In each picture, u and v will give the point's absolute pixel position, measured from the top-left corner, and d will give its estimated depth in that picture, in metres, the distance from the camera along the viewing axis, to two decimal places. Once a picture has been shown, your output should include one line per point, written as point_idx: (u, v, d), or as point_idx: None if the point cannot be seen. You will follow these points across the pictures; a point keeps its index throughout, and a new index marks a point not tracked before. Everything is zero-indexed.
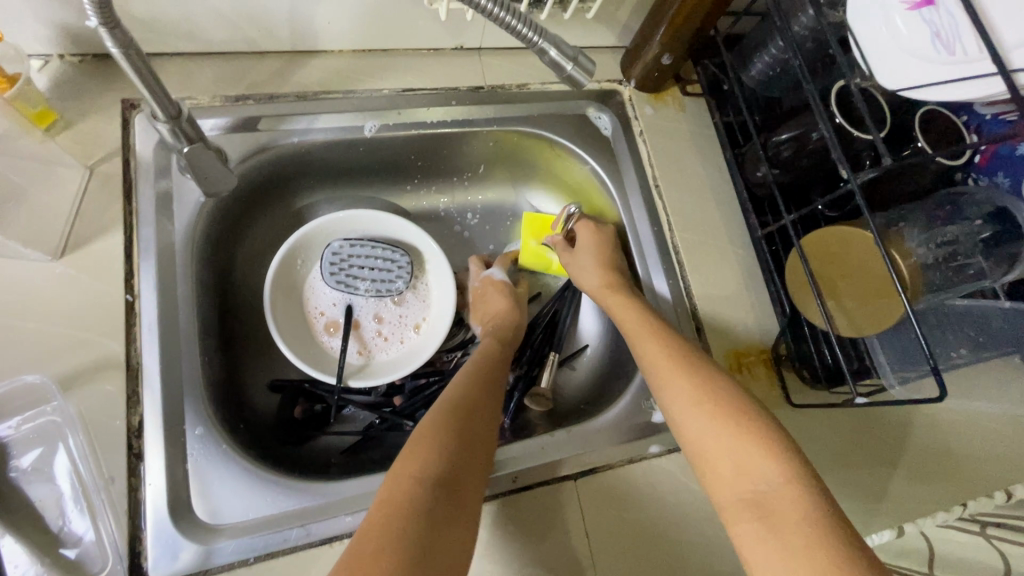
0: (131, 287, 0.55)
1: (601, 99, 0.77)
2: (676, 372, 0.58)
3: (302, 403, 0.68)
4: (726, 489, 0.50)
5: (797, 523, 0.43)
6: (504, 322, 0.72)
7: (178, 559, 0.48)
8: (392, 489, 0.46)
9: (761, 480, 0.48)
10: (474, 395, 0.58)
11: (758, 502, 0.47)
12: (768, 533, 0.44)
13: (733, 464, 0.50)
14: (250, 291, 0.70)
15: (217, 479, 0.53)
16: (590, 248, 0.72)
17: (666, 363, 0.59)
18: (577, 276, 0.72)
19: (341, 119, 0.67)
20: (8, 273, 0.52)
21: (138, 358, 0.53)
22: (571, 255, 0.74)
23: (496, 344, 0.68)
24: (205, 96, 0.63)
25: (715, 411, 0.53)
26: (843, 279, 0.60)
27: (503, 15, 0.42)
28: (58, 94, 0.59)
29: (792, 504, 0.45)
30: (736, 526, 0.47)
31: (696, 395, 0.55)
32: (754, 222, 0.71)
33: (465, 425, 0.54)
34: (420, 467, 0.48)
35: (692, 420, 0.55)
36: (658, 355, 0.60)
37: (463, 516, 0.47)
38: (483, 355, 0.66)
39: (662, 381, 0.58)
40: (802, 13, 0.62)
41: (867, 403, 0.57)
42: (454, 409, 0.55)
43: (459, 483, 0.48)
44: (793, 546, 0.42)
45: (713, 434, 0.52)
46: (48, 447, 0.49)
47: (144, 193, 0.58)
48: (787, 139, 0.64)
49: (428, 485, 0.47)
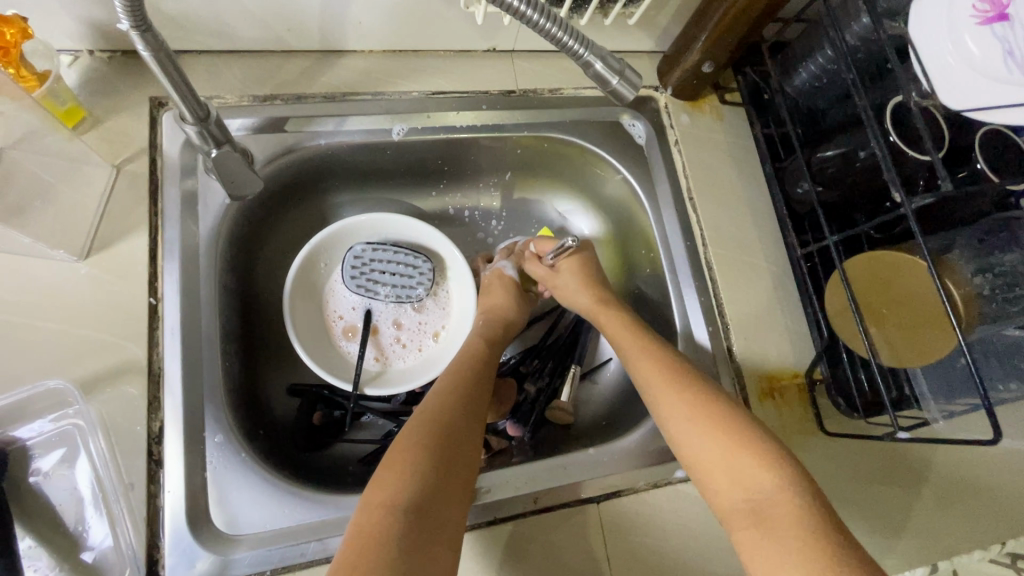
0: (155, 290, 0.54)
1: (636, 106, 0.74)
2: (661, 387, 0.56)
3: (321, 410, 0.67)
4: (725, 494, 0.49)
5: (794, 530, 0.43)
6: (492, 327, 0.68)
7: (195, 568, 0.48)
8: (363, 520, 0.45)
9: (759, 489, 0.47)
10: (446, 406, 0.55)
11: (758, 509, 0.46)
12: (768, 538, 0.44)
13: (728, 474, 0.49)
14: (272, 294, 0.70)
15: (235, 489, 0.52)
16: (568, 269, 0.70)
17: (656, 377, 0.57)
18: (566, 299, 0.70)
19: (369, 122, 0.65)
20: (33, 272, 0.52)
21: (160, 363, 0.52)
22: (547, 278, 0.72)
23: (480, 345, 0.65)
24: (233, 96, 0.62)
25: (709, 422, 0.52)
26: (889, 307, 0.57)
27: (546, 25, 0.40)
28: (86, 91, 0.58)
29: (794, 513, 0.44)
30: (738, 530, 0.46)
31: (687, 404, 0.54)
32: (793, 240, 0.68)
33: (439, 440, 0.52)
34: (391, 493, 0.46)
35: (682, 434, 0.53)
36: (645, 367, 0.58)
37: (441, 537, 0.46)
38: (465, 358, 0.63)
39: (649, 393, 0.57)
40: (855, 22, 0.59)
41: (910, 439, 0.54)
42: (431, 422, 0.53)
43: (433, 507, 0.47)
44: (794, 551, 0.42)
45: (704, 446, 0.51)
46: (70, 450, 0.49)
47: (170, 195, 0.57)
48: (833, 156, 0.62)
49: (400, 512, 0.45)
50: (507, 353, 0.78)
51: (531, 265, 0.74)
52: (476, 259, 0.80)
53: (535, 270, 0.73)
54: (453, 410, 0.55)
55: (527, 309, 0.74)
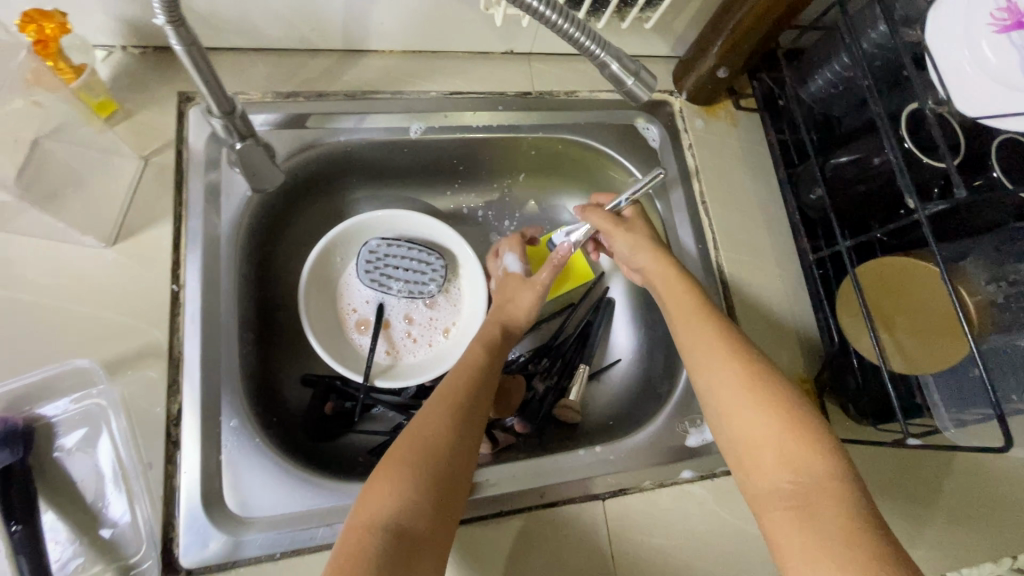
0: (177, 277, 0.56)
1: (651, 110, 0.75)
2: (715, 357, 0.56)
3: (333, 400, 0.68)
4: (766, 475, 0.49)
5: (837, 520, 0.43)
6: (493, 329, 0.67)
7: (208, 547, 0.49)
8: (345, 540, 0.45)
9: (803, 472, 0.47)
10: (438, 416, 0.54)
11: (800, 493, 0.46)
12: (804, 523, 0.44)
13: (775, 452, 0.49)
14: (289, 286, 0.71)
15: (248, 472, 0.53)
16: (640, 220, 0.70)
17: (715, 344, 0.56)
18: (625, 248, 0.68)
19: (388, 120, 0.67)
20: (61, 257, 0.54)
21: (180, 348, 0.54)
22: (625, 225, 0.69)
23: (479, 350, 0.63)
24: (257, 92, 0.64)
25: (759, 398, 0.52)
26: (901, 314, 0.57)
27: (562, 24, 0.40)
28: (118, 85, 0.60)
29: (835, 503, 0.44)
30: (773, 515, 0.46)
31: (744, 373, 0.53)
32: (805, 245, 0.68)
33: (421, 455, 0.50)
34: (374, 510, 0.46)
35: (734, 405, 0.53)
36: (701, 335, 0.58)
37: (424, 559, 0.45)
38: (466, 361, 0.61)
39: (704, 360, 0.56)
40: (873, 29, 0.60)
41: (920, 446, 0.54)
42: (418, 437, 0.52)
43: (416, 525, 0.46)
44: (836, 538, 0.42)
45: (753, 423, 0.51)
46: (92, 429, 0.51)
47: (194, 186, 0.59)
48: (848, 161, 0.62)
49: (379, 534, 0.44)
50: (517, 351, 0.79)
51: (597, 215, 0.69)
52: (489, 258, 0.81)
53: (603, 222, 0.69)
54: (438, 423, 0.53)
55: (535, 310, 0.70)
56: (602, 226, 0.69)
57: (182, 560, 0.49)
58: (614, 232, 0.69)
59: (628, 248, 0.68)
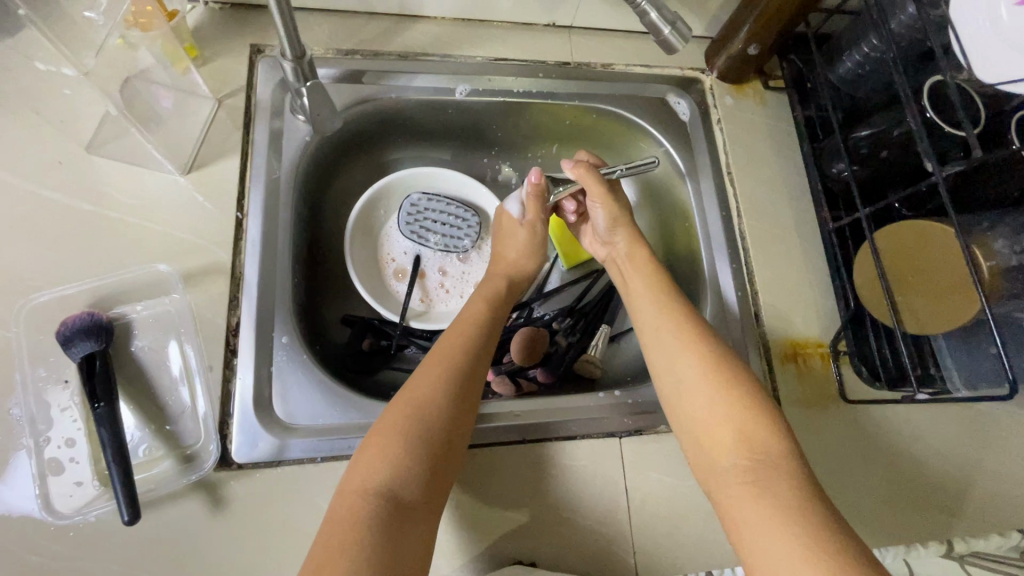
0: (241, 207, 0.62)
1: (682, 86, 0.79)
2: (681, 348, 0.60)
3: (370, 338, 0.72)
4: (724, 453, 0.53)
5: (787, 490, 0.47)
6: (496, 288, 0.70)
7: (257, 447, 0.54)
8: (342, 503, 0.48)
9: (760, 451, 0.51)
10: (431, 384, 0.56)
11: (753, 468, 0.50)
12: (758, 493, 0.48)
13: (733, 432, 0.53)
14: (334, 232, 0.76)
15: (295, 384, 0.58)
16: (619, 195, 0.72)
17: (678, 340, 0.60)
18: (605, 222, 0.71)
19: (436, 81, 0.72)
20: (141, 180, 0.60)
21: (242, 268, 0.59)
22: (610, 194, 0.70)
23: (480, 316, 0.64)
24: (320, 48, 0.70)
25: (720, 385, 0.56)
26: (915, 278, 0.60)
27: None
28: (199, 35, 0.66)
29: (786, 478, 0.48)
30: (727, 490, 0.51)
31: (704, 365, 0.58)
32: (825, 215, 0.71)
33: (411, 418, 0.53)
34: (366, 478, 0.49)
35: (698, 395, 0.57)
36: (666, 330, 0.62)
37: (418, 516, 0.49)
38: (466, 326, 0.63)
39: (670, 355, 0.60)
40: (901, 11, 0.62)
41: (927, 401, 0.58)
42: (409, 405, 0.54)
43: (410, 489, 0.49)
44: (783, 506, 0.46)
45: (715, 406, 0.55)
46: (162, 333, 0.56)
47: (260, 127, 0.65)
48: (868, 134, 0.64)
49: (376, 497, 0.48)
50: (542, 310, 0.82)
51: (591, 179, 0.69)
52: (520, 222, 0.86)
53: (594, 186, 0.69)
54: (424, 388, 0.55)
55: (540, 254, 0.74)
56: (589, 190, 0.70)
57: (235, 457, 0.53)
58: (601, 198, 0.69)
59: (608, 220, 0.71)
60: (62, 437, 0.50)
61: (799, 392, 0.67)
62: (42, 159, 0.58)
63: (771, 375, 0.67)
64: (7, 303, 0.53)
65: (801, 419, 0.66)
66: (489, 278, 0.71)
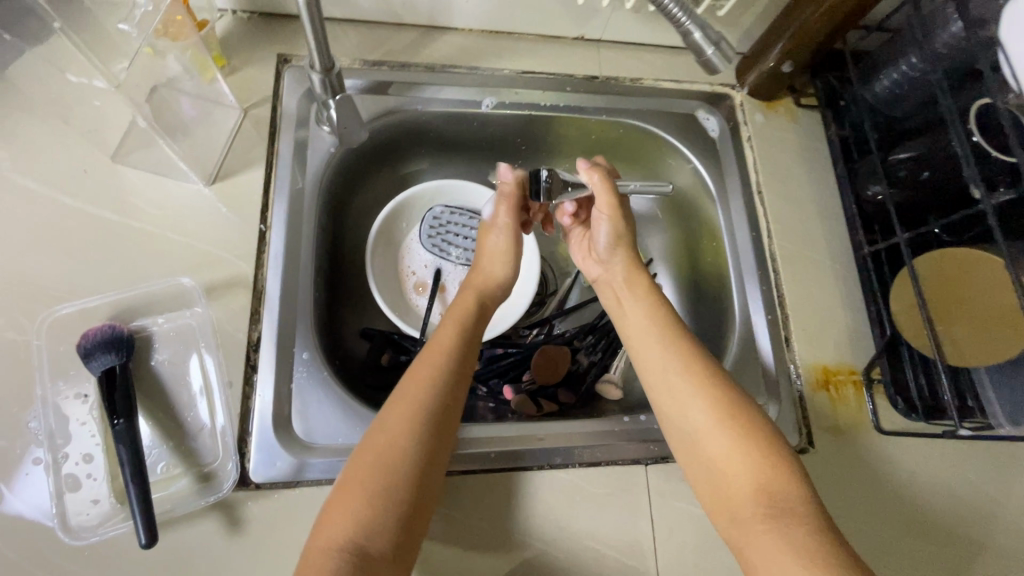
0: (265, 219, 0.61)
1: (711, 102, 0.77)
2: (689, 387, 0.55)
3: (389, 352, 0.71)
4: (739, 502, 0.49)
5: (805, 536, 0.44)
6: (470, 304, 0.62)
7: (275, 466, 0.53)
8: (307, 559, 0.43)
9: (776, 498, 0.47)
10: (401, 419, 0.50)
11: (770, 513, 0.47)
12: (777, 539, 0.45)
13: (750, 479, 0.49)
14: (354, 244, 0.75)
15: (315, 403, 0.57)
16: (627, 212, 0.68)
17: (683, 377, 0.56)
18: (610, 236, 0.67)
19: (463, 93, 0.71)
20: (166, 190, 0.59)
21: (264, 282, 0.58)
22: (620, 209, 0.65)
23: (451, 339, 0.57)
24: (347, 58, 0.69)
25: (733, 428, 0.52)
26: (959, 306, 0.59)
27: None
28: (227, 44, 0.66)
29: (804, 527, 0.45)
30: (745, 539, 0.47)
31: (715, 406, 0.53)
32: (860, 238, 0.69)
33: (380, 460, 0.48)
34: (335, 531, 0.44)
35: (710, 440, 0.52)
36: (670, 365, 0.57)
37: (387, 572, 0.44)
38: (436, 353, 0.56)
39: (676, 394, 0.55)
40: (945, 28, 0.60)
41: (969, 436, 0.55)
42: (380, 445, 0.49)
43: (379, 541, 0.44)
44: (805, 554, 0.43)
45: (729, 452, 0.51)
46: (183, 347, 0.55)
47: (285, 138, 0.64)
48: (907, 158, 0.63)
49: (341, 553, 0.43)
50: (563, 327, 0.81)
51: (605, 188, 0.64)
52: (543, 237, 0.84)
53: (605, 197, 0.64)
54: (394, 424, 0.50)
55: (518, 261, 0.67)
56: (598, 199, 0.64)
57: (253, 475, 0.52)
58: (610, 210, 0.65)
59: (611, 236, 0.67)
60: (80, 453, 0.49)
61: (831, 422, 0.65)
62: (67, 168, 0.57)
63: (801, 401, 0.65)
64: (29, 314, 0.53)
65: (832, 449, 0.63)
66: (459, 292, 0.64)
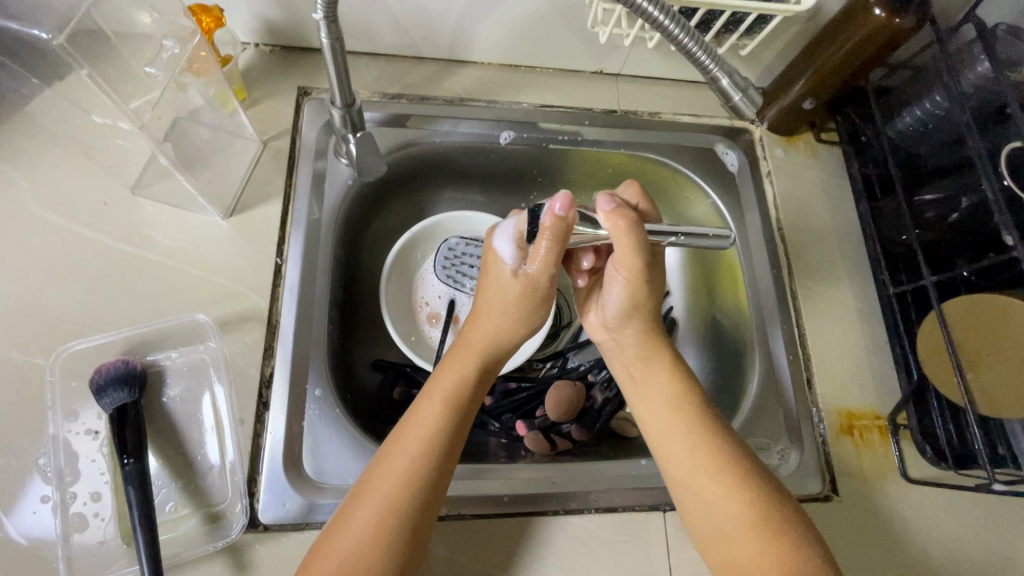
0: (281, 252, 0.60)
1: (731, 136, 0.77)
2: (701, 465, 0.50)
3: (401, 386, 0.70)
4: None
5: None
6: (463, 371, 0.53)
7: (285, 507, 0.52)
8: None
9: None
10: (384, 501, 0.45)
11: None
12: None
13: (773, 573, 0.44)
14: (369, 274, 0.75)
15: (327, 441, 0.56)
16: (654, 273, 0.57)
17: (696, 454, 0.51)
18: (628, 300, 0.57)
19: (480, 126, 0.71)
20: (183, 223, 0.59)
21: (278, 316, 0.58)
22: (644, 268, 0.54)
23: (434, 420, 0.49)
24: (366, 91, 0.70)
25: (747, 510, 0.47)
26: (988, 352, 0.57)
27: (696, 52, 0.48)
28: (249, 77, 0.67)
29: None
30: None
31: (727, 488, 0.49)
32: (885, 278, 0.67)
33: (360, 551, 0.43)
34: None
35: (724, 524, 0.48)
36: (681, 439, 0.52)
37: None
38: (415, 439, 0.48)
39: (687, 472, 0.50)
40: (971, 69, 0.60)
41: (1007, 490, 0.52)
42: (359, 532, 0.44)
43: None
44: None
45: (746, 538, 0.46)
46: (196, 382, 0.54)
47: (304, 170, 0.64)
48: (932, 200, 0.63)
49: None
50: (577, 361, 0.79)
51: (628, 235, 0.51)
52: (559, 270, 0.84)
53: (626, 245, 0.52)
54: (377, 506, 0.45)
55: (524, 320, 0.55)
56: (618, 244, 0.52)
57: (261, 517, 0.51)
58: (631, 271, 0.54)
59: (627, 301, 0.57)
60: (89, 492, 0.48)
61: (857, 469, 0.62)
62: (87, 199, 0.58)
63: (824, 447, 0.63)
64: (43, 346, 0.52)
65: (859, 498, 0.61)
66: (464, 349, 0.55)
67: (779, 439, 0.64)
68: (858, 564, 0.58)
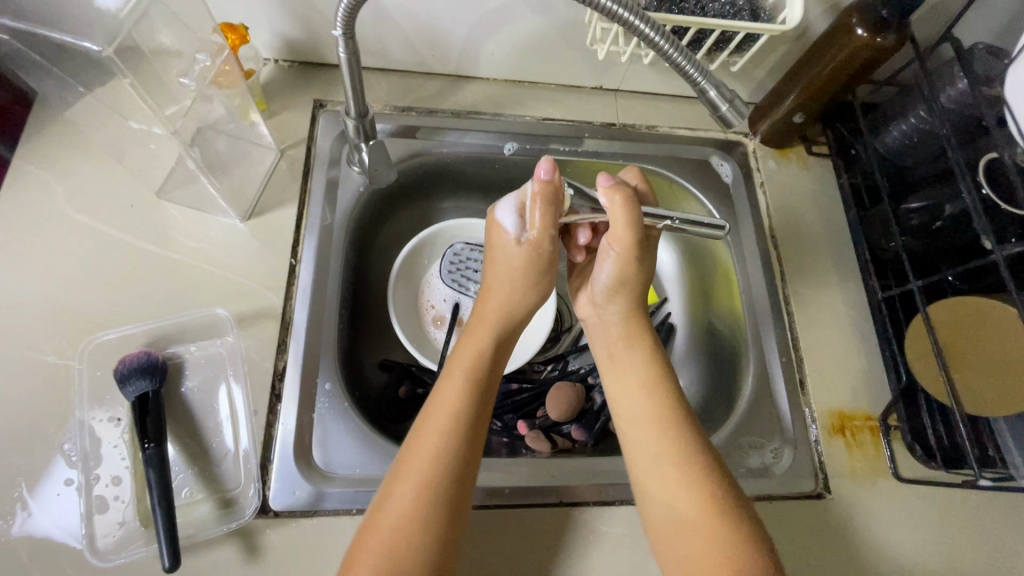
0: (295, 253, 0.64)
1: (724, 149, 0.80)
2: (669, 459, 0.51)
3: (407, 384, 0.72)
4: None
5: None
6: (480, 349, 0.56)
7: (295, 495, 0.54)
8: None
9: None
10: (412, 491, 0.46)
11: None
12: None
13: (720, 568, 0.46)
14: (377, 278, 0.78)
15: (336, 433, 0.58)
16: (644, 252, 0.61)
17: (665, 448, 0.52)
18: (616, 275, 0.61)
19: (485, 138, 0.75)
20: (205, 225, 0.63)
21: (291, 313, 0.61)
22: (634, 244, 0.59)
23: (458, 400, 0.51)
24: (378, 104, 0.74)
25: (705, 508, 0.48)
26: (975, 352, 0.59)
27: (680, 61, 0.51)
28: (268, 90, 0.71)
29: None
30: None
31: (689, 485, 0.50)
32: (874, 283, 0.70)
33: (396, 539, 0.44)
34: None
35: (685, 520, 0.49)
36: (652, 433, 0.53)
37: None
38: (442, 417, 0.50)
39: (656, 465, 0.51)
40: (951, 86, 0.63)
41: (991, 486, 0.55)
42: (393, 522, 0.45)
43: None
44: None
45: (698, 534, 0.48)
46: (213, 374, 0.57)
47: (318, 177, 0.68)
48: (920, 207, 0.65)
49: None
50: (577, 363, 0.82)
51: (622, 209, 0.57)
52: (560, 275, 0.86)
53: (620, 218, 0.57)
54: (405, 497, 0.46)
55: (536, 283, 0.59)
56: (613, 217, 0.58)
57: (272, 504, 0.53)
58: (622, 244, 0.59)
59: (614, 275, 0.61)
60: (110, 475, 0.51)
61: (848, 469, 0.64)
62: (116, 202, 0.61)
63: (816, 447, 0.65)
64: (72, 339, 0.56)
65: (850, 496, 0.63)
66: (483, 325, 0.57)
67: (773, 439, 0.66)
68: (848, 560, 0.60)
